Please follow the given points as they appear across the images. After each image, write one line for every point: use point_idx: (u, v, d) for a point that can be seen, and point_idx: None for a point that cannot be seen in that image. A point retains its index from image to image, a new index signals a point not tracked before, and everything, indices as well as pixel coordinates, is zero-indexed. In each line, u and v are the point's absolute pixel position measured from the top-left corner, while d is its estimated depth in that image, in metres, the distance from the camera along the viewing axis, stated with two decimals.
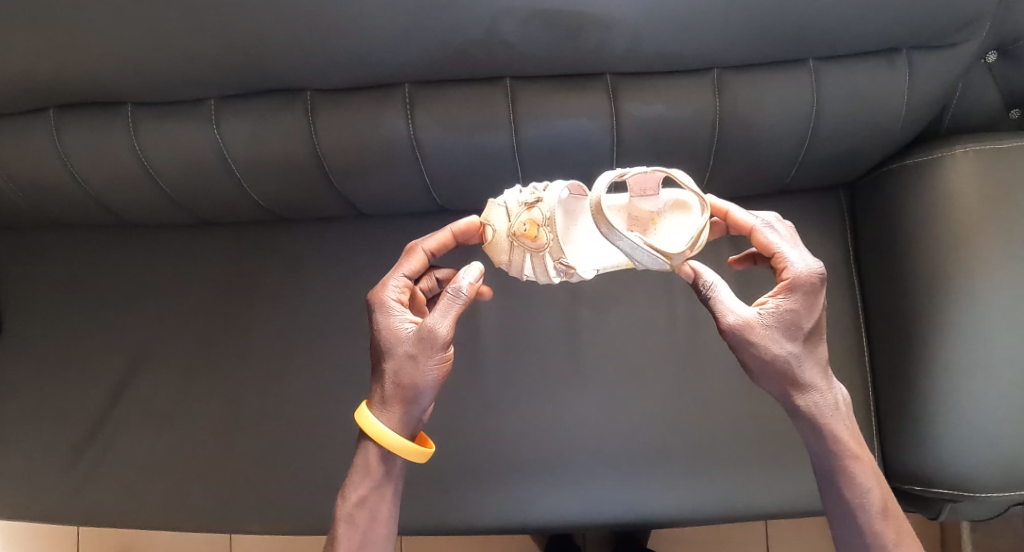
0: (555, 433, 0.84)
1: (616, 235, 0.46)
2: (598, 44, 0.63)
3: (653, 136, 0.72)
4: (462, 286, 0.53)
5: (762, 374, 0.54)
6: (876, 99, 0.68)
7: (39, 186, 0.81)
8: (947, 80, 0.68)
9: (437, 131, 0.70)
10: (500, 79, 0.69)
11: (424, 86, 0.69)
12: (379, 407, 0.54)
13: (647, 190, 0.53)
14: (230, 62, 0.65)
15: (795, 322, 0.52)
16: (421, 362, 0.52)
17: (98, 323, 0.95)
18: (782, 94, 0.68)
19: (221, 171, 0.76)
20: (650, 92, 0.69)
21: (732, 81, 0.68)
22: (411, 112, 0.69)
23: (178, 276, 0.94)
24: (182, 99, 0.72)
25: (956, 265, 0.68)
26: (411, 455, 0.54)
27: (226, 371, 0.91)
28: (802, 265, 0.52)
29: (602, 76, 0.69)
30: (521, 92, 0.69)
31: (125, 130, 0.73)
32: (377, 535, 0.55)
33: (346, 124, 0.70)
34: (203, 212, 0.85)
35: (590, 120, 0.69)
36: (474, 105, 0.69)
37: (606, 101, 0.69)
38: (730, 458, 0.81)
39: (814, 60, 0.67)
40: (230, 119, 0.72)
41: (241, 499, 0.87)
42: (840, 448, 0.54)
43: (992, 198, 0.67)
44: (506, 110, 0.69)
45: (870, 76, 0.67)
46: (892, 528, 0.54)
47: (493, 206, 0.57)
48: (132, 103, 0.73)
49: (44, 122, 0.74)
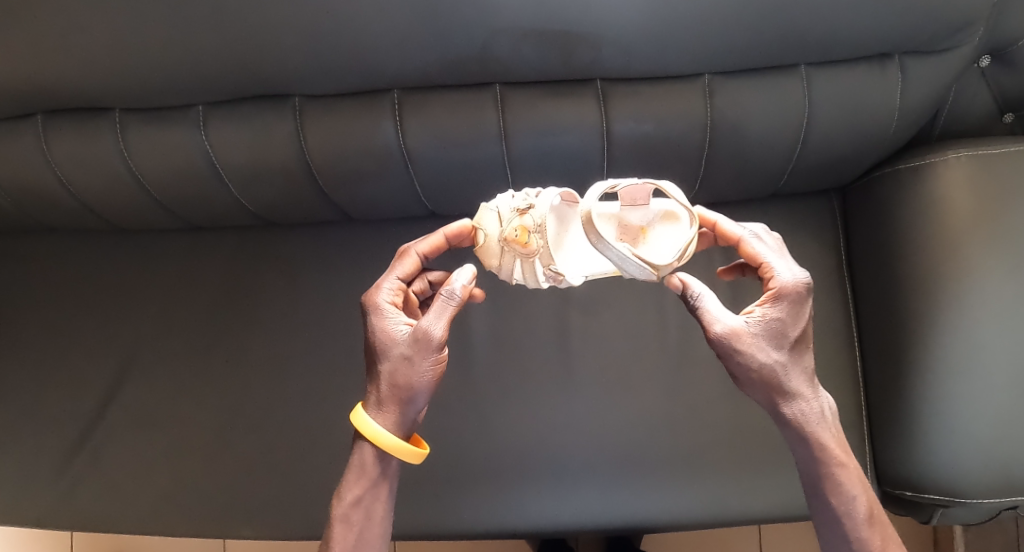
0: (568, 439, 0.86)
1: (605, 246, 0.50)
2: (516, 60, 0.68)
3: (452, 158, 0.76)
4: (455, 288, 0.56)
5: (748, 382, 0.57)
6: (678, 113, 0.73)
7: (13, 195, 0.87)
8: (853, 96, 0.72)
9: (233, 141, 0.76)
10: (290, 97, 0.75)
11: (220, 107, 0.76)
12: (375, 409, 0.58)
13: (636, 199, 0.55)
14: (117, 74, 0.70)
15: (780, 332, 0.56)
16: (417, 363, 0.56)
17: (55, 322, 1.00)
18: (569, 112, 0.73)
19: (126, 177, 0.82)
20: (430, 114, 0.73)
21: (512, 97, 0.73)
22: (207, 130, 0.76)
23: (103, 271, 1.00)
24: (88, 107, 0.77)
25: (942, 273, 0.71)
26: (406, 456, 0.58)
27: (149, 371, 0.97)
28: (787, 275, 0.57)
29: (388, 92, 0.74)
30: (308, 109, 0.75)
31: (35, 136, 0.79)
32: (372, 534, 0.60)
33: (241, 138, 0.76)
34: (113, 217, 0.91)
35: (374, 135, 0.74)
36: (259, 119, 0.75)
37: (389, 116, 0.74)
38: (671, 467, 0.84)
39: (602, 81, 0.73)
40: (130, 130, 0.77)
41: (224, 505, 0.90)
42: (827, 455, 0.58)
43: (984, 203, 0.70)
44: (292, 125, 0.75)
45: (668, 96, 0.73)
46: (877, 534, 0.57)
47: (487, 210, 0.60)
48: (42, 112, 0.78)
49: (32, 128, 0.79)
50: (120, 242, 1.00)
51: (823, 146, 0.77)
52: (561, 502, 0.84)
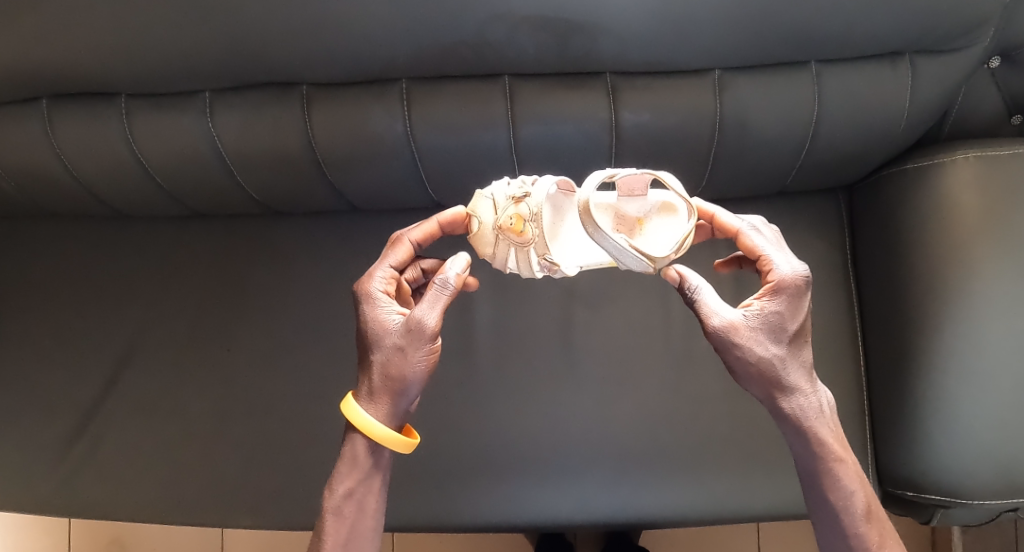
0: (563, 439, 0.83)
1: (602, 236, 0.45)
2: (587, 49, 0.66)
3: (550, 153, 0.74)
4: (449, 276, 0.50)
5: (745, 376, 0.52)
6: (785, 110, 0.70)
7: (31, 176, 0.81)
8: (948, 83, 0.70)
9: (327, 126, 0.72)
10: (396, 80, 0.71)
11: (324, 88, 0.72)
12: (366, 400, 0.52)
13: (634, 190, 0.51)
14: (113, 48, 0.68)
15: (779, 325, 0.50)
16: (409, 354, 0.50)
17: (43, 310, 0.95)
18: (686, 103, 0.70)
19: (210, 160, 0.76)
20: (542, 109, 0.70)
21: (623, 86, 0.70)
22: (309, 113, 0.72)
23: (90, 260, 0.96)
24: (177, 91, 0.73)
25: (955, 276, 0.69)
26: (397, 448, 0.53)
27: (133, 358, 0.93)
28: (786, 268, 0.51)
29: (500, 77, 0.71)
30: (417, 93, 0.71)
31: (117, 119, 0.74)
32: (364, 527, 0.55)
33: (338, 117, 0.72)
34: (173, 205, 0.87)
35: (426, 125, 0.71)
36: (362, 105, 0.71)
37: (503, 104, 0.70)
38: (676, 469, 0.82)
39: (721, 70, 0.70)
40: (225, 113, 0.73)
41: (214, 501, 0.87)
42: (824, 451, 0.53)
43: (992, 200, 0.68)
44: (401, 109, 0.71)
45: (784, 88, 0.69)
46: (875, 531, 0.53)
47: (481, 197, 0.55)
48: (127, 94, 0.74)
49: (114, 109, 0.74)
50: (95, 230, 0.96)
51: (832, 142, 0.73)
52: (563, 503, 0.81)
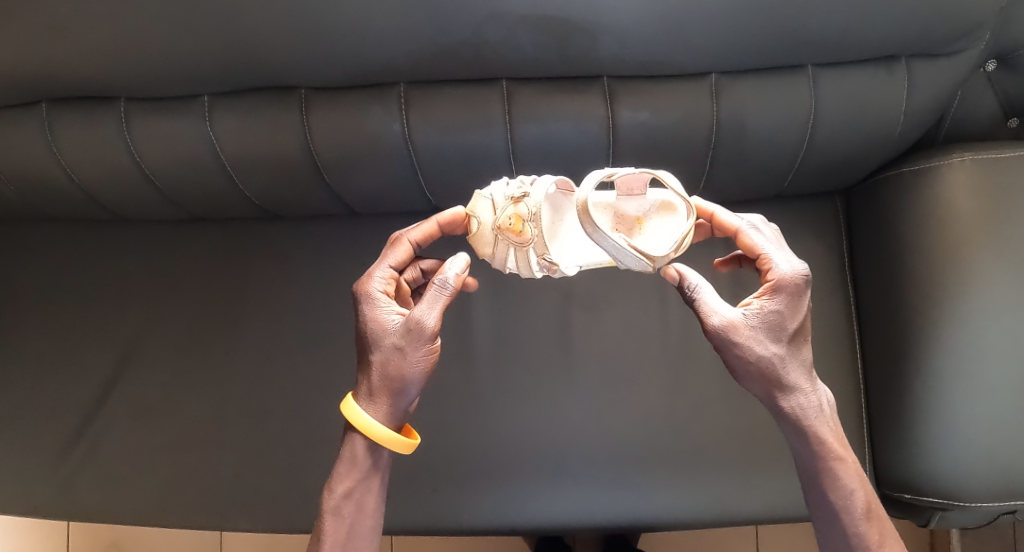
0: (561, 438, 0.86)
1: (601, 235, 0.47)
2: (584, 50, 0.67)
3: (547, 153, 0.76)
4: (448, 277, 0.53)
5: (745, 374, 0.55)
6: (783, 112, 0.72)
7: (38, 180, 0.84)
8: (946, 87, 0.72)
9: (328, 130, 0.75)
10: (394, 83, 0.73)
11: (322, 92, 0.74)
12: (366, 400, 0.55)
13: (633, 189, 0.54)
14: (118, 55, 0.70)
15: (778, 324, 0.53)
16: (408, 354, 0.53)
17: (58, 310, 0.99)
18: (682, 107, 0.72)
19: (210, 162, 0.79)
20: (539, 112, 0.73)
21: (620, 89, 0.72)
22: (307, 115, 0.74)
23: (101, 261, 0.99)
24: (176, 95, 0.76)
25: (950, 277, 0.71)
26: (396, 447, 0.55)
27: (143, 359, 0.96)
28: (786, 267, 0.53)
29: (499, 81, 0.73)
30: (416, 96, 0.73)
31: (117, 122, 0.77)
32: (363, 526, 0.58)
33: (336, 121, 0.74)
34: (180, 206, 0.89)
35: (431, 128, 0.74)
36: (364, 109, 0.73)
37: (501, 107, 0.73)
38: (671, 467, 0.84)
39: (718, 74, 0.72)
40: (222, 116, 0.75)
41: (221, 499, 0.90)
42: (824, 450, 0.56)
43: (988, 203, 0.70)
44: (399, 112, 0.73)
45: (781, 92, 0.71)
46: (875, 529, 0.56)
47: (480, 197, 0.57)
48: (126, 98, 0.76)
49: (113, 113, 0.77)
50: (113, 232, 1.00)
51: (828, 144, 0.75)
52: (561, 501, 0.84)
